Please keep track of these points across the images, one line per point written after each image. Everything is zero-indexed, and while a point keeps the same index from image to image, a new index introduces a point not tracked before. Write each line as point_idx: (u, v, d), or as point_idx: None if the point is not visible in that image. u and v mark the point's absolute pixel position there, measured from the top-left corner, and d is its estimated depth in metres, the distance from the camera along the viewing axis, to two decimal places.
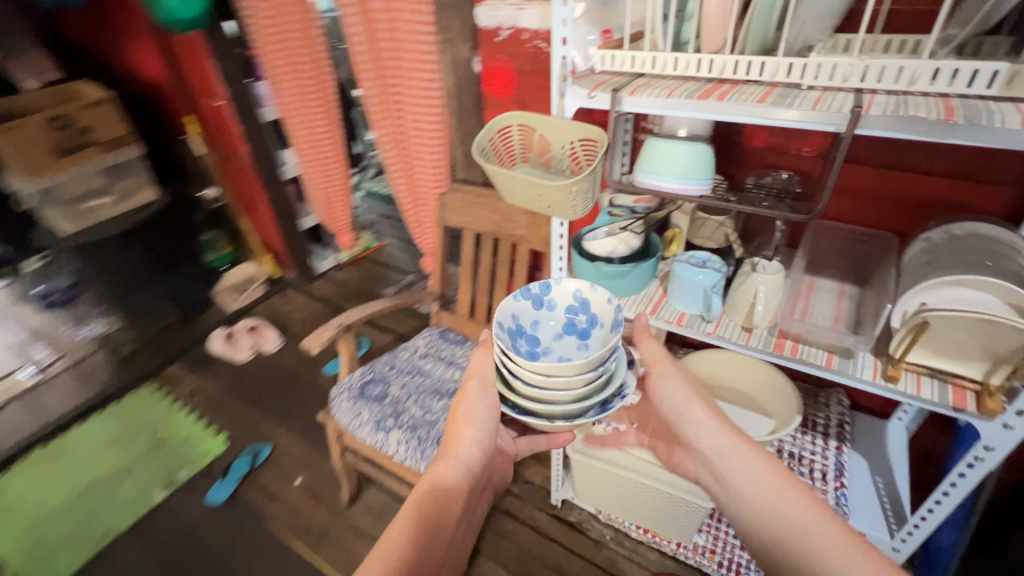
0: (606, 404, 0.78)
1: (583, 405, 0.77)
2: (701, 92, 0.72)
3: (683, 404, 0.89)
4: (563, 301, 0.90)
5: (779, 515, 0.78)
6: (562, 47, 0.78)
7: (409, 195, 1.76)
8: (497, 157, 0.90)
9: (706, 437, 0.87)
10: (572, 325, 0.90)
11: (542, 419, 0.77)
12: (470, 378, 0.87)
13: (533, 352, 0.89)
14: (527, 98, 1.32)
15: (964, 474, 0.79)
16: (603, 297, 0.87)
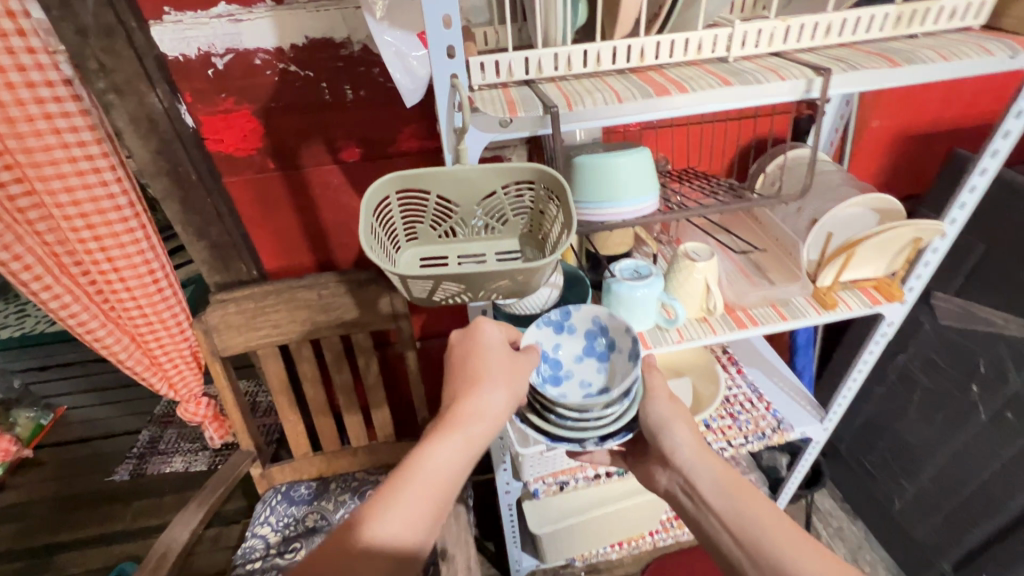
0: (621, 433, 0.73)
1: (606, 432, 0.73)
2: (644, 84, 0.58)
3: (668, 413, 0.71)
4: (584, 324, 0.77)
5: (745, 519, 0.62)
6: (449, 62, 0.51)
7: (143, 356, 1.11)
8: (384, 252, 0.56)
9: (681, 454, 0.69)
10: (598, 354, 0.77)
11: (566, 444, 0.73)
12: (483, 327, 0.67)
13: (552, 378, 0.76)
14: (288, 145, 0.93)
15: (873, 349, 0.96)
16: (624, 323, 0.75)
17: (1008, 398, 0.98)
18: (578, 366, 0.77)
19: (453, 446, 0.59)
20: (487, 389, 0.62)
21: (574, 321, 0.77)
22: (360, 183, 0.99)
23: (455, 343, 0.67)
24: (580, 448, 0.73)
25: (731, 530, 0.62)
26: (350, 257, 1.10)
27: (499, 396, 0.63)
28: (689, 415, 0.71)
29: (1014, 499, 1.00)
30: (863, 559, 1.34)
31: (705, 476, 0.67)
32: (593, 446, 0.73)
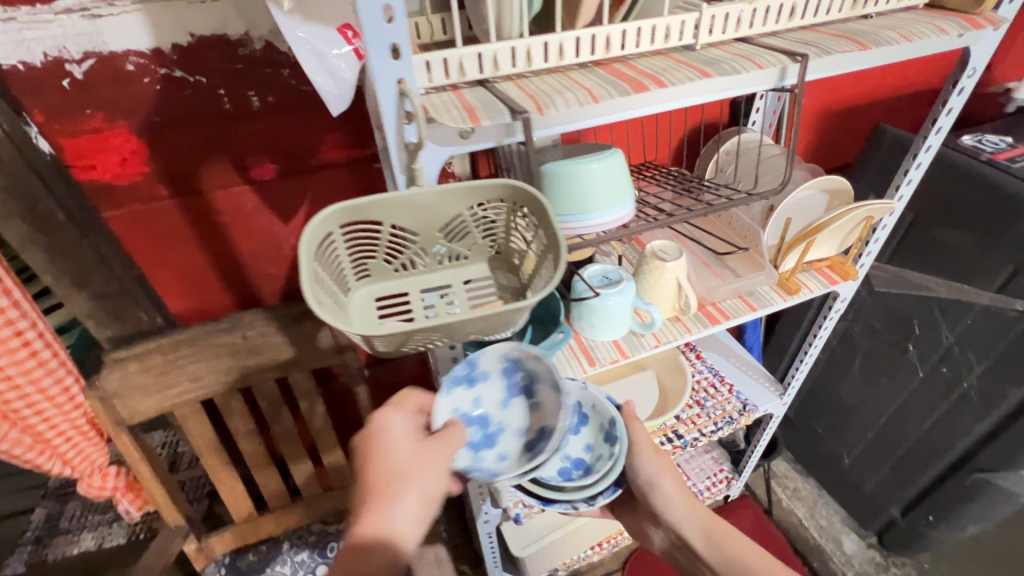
0: (610, 490, 0.72)
1: (596, 489, 0.71)
2: (616, 77, 0.51)
3: (657, 471, 0.73)
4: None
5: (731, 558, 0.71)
6: (394, 64, 0.41)
7: (25, 434, 0.89)
8: (334, 304, 0.47)
9: (672, 509, 0.74)
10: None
11: (558, 505, 0.71)
12: (381, 415, 0.63)
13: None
14: (184, 166, 0.77)
15: (828, 323, 0.98)
16: (535, 350, 0.64)
17: (942, 355, 1.05)
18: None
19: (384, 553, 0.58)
20: (399, 490, 0.59)
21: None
22: (280, 203, 0.85)
23: (355, 447, 0.63)
24: (571, 509, 0.71)
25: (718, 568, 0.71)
26: (279, 288, 0.96)
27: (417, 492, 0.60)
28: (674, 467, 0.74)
29: (951, 445, 1.08)
30: (820, 514, 1.42)
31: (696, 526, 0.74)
32: (584, 506, 0.71)
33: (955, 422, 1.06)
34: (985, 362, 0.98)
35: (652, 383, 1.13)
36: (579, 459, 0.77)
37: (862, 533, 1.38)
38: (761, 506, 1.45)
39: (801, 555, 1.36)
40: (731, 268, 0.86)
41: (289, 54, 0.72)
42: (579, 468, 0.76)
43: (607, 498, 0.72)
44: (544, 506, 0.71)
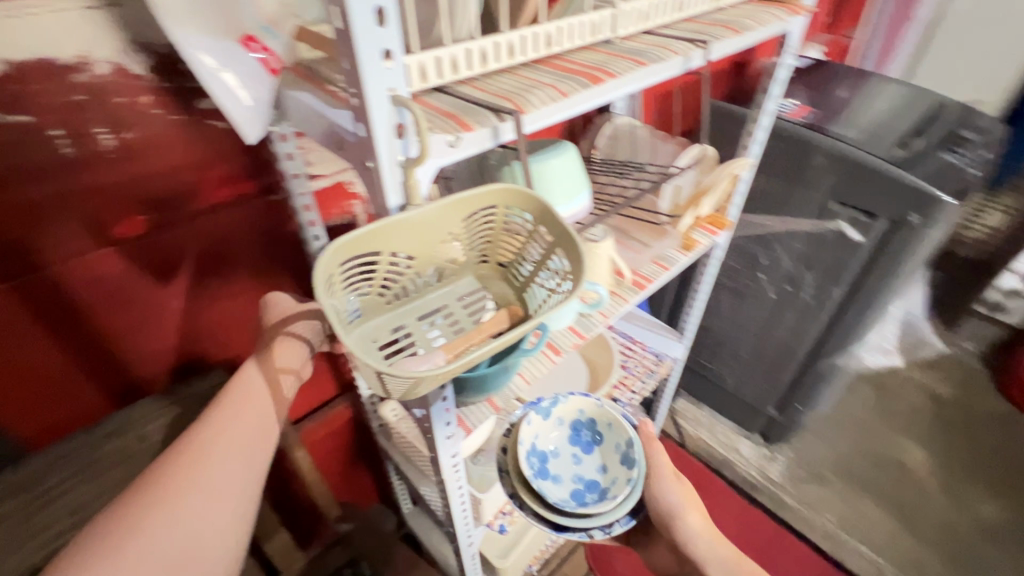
0: (627, 518, 0.71)
1: (611, 516, 0.70)
2: (569, 73, 0.53)
3: (681, 500, 0.74)
4: (571, 415, 0.83)
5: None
6: (385, 71, 0.37)
7: None
8: (354, 352, 0.42)
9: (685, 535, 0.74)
10: (581, 438, 0.82)
11: (572, 533, 0.68)
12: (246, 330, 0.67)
13: (541, 470, 0.76)
14: (13, 238, 0.58)
15: (709, 268, 1.15)
16: None
17: (784, 276, 1.31)
18: (562, 451, 0.81)
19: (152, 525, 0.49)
20: (215, 454, 0.55)
21: (559, 411, 0.83)
22: (157, 261, 0.69)
23: None
24: (588, 537, 0.69)
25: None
26: (169, 365, 0.78)
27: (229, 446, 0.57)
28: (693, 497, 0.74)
29: (802, 344, 1.37)
30: (719, 432, 1.68)
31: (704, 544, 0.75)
32: (601, 533, 0.69)
33: (802, 326, 1.34)
34: (814, 273, 1.25)
35: (576, 363, 1.18)
36: (594, 485, 0.77)
37: (751, 437, 1.66)
38: (676, 441, 1.66)
39: (716, 471, 1.59)
40: (639, 239, 0.95)
41: (146, 78, 0.59)
42: (593, 492, 0.76)
43: (623, 528, 0.71)
44: (556, 533, 0.68)
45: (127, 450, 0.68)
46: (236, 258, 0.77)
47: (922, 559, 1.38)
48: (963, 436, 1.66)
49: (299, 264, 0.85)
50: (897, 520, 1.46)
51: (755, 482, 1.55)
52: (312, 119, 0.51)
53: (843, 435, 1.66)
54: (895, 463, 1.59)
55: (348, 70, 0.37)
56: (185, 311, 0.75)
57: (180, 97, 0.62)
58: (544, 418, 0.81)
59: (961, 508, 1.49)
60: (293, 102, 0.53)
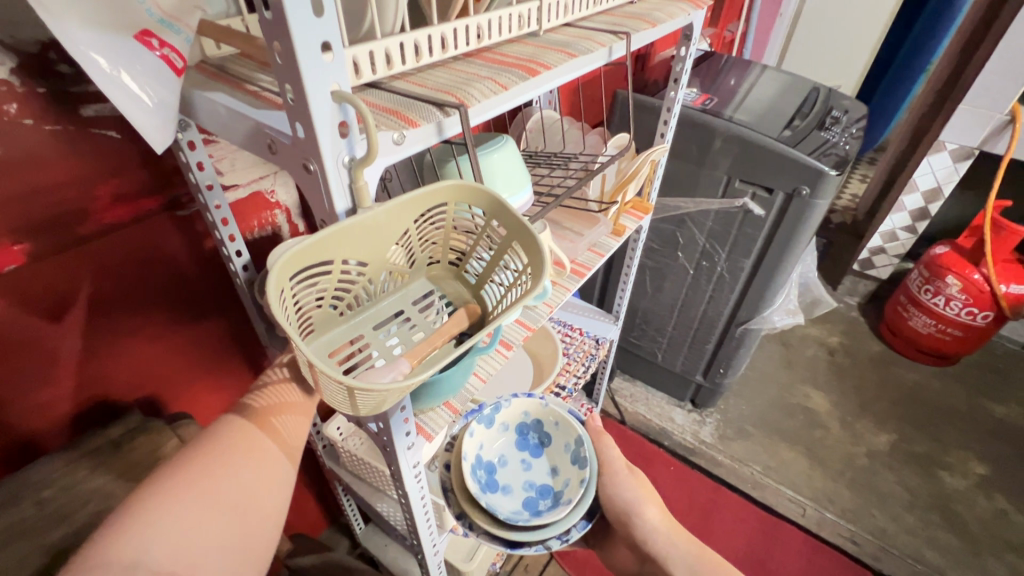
0: (582, 523, 0.71)
1: (567, 523, 0.70)
2: (503, 65, 0.53)
3: (638, 495, 0.80)
4: (516, 419, 0.84)
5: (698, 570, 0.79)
6: (324, 66, 0.34)
7: None
8: (312, 372, 0.39)
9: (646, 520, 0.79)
10: (528, 442, 0.83)
11: (526, 548, 0.68)
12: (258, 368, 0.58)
13: (488, 482, 0.75)
14: None
15: (635, 250, 1.21)
16: None
17: (700, 252, 1.41)
18: (509, 459, 0.81)
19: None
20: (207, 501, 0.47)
21: (503, 416, 0.83)
22: (42, 296, 0.59)
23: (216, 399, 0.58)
24: (543, 548, 0.68)
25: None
26: (69, 414, 0.68)
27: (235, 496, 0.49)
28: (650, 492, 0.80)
29: (720, 313, 1.48)
30: (654, 404, 1.78)
31: (660, 535, 0.81)
32: (556, 543, 0.69)
33: (719, 296, 1.45)
34: (726, 247, 1.36)
35: (519, 356, 1.19)
36: (545, 489, 0.77)
37: (682, 405, 1.78)
38: (617, 419, 1.73)
39: (655, 442, 1.68)
40: (573, 227, 0.96)
41: (8, 82, 0.50)
42: (546, 499, 0.76)
43: (580, 534, 0.70)
44: (511, 549, 0.68)
45: (20, 522, 0.57)
46: (143, 284, 0.69)
47: (834, 491, 1.56)
48: (853, 378, 1.90)
49: (216, 284, 0.77)
50: (811, 460, 1.64)
51: (691, 446, 1.66)
52: (230, 121, 0.46)
53: (760, 391, 1.82)
54: (804, 410, 1.78)
55: (282, 65, 0.34)
56: (84, 350, 0.66)
57: (55, 103, 0.54)
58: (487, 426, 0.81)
59: (858, 440, 1.70)
60: (204, 104, 0.48)
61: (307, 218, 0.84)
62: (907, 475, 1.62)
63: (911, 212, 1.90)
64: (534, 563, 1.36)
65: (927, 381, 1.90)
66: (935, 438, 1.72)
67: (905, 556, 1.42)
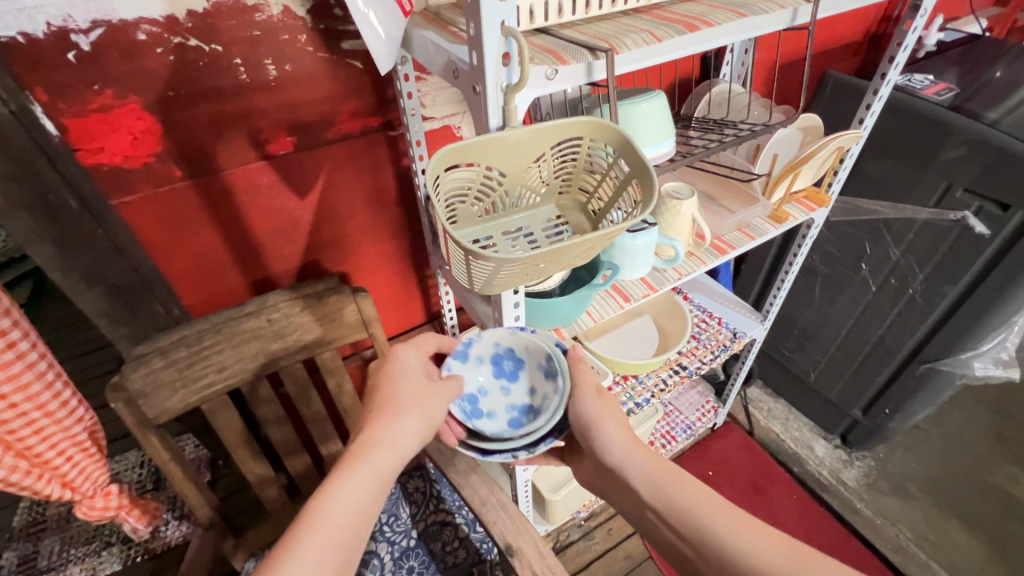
0: (550, 437, 0.72)
1: (534, 436, 0.71)
2: (668, 20, 0.56)
3: (600, 414, 0.73)
4: (489, 348, 0.79)
5: (654, 483, 0.69)
6: (499, 5, 0.44)
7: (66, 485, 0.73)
8: (448, 245, 0.51)
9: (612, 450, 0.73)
10: (504, 368, 0.79)
11: (496, 456, 0.71)
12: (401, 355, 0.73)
13: (472, 410, 0.77)
14: (197, 146, 0.73)
15: (802, 246, 1.11)
16: None
17: (890, 268, 1.22)
18: (490, 388, 0.79)
19: (319, 542, 0.57)
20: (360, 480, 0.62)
21: (476, 348, 0.78)
22: (295, 177, 0.84)
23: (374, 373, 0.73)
24: (512, 458, 0.71)
25: (647, 500, 0.69)
26: (295, 266, 0.94)
27: (381, 471, 0.64)
28: (616, 413, 0.73)
29: (901, 344, 1.27)
30: (792, 427, 1.61)
31: (621, 449, 0.72)
32: (524, 453, 0.71)
33: (904, 324, 1.24)
34: (927, 268, 1.15)
35: (645, 327, 1.21)
36: (527, 408, 0.77)
37: (828, 438, 1.58)
38: (744, 429, 1.62)
39: (784, 465, 1.54)
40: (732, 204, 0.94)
41: (304, 19, 0.71)
42: (528, 418, 0.76)
43: (548, 446, 0.72)
44: (484, 458, 0.72)
45: (256, 330, 0.86)
46: (357, 183, 0.90)
47: None
48: None
49: (405, 194, 0.96)
50: (990, 552, 1.33)
51: (827, 483, 1.48)
52: (434, 54, 0.59)
53: (939, 452, 1.52)
54: (999, 492, 1.44)
55: (471, 5, 0.44)
56: (312, 222, 0.90)
57: (327, 38, 0.74)
58: (461, 361, 0.77)
59: None
60: (419, 40, 0.62)
61: None
62: None
63: None
64: (619, 529, 1.39)
65: None
66: None
67: None
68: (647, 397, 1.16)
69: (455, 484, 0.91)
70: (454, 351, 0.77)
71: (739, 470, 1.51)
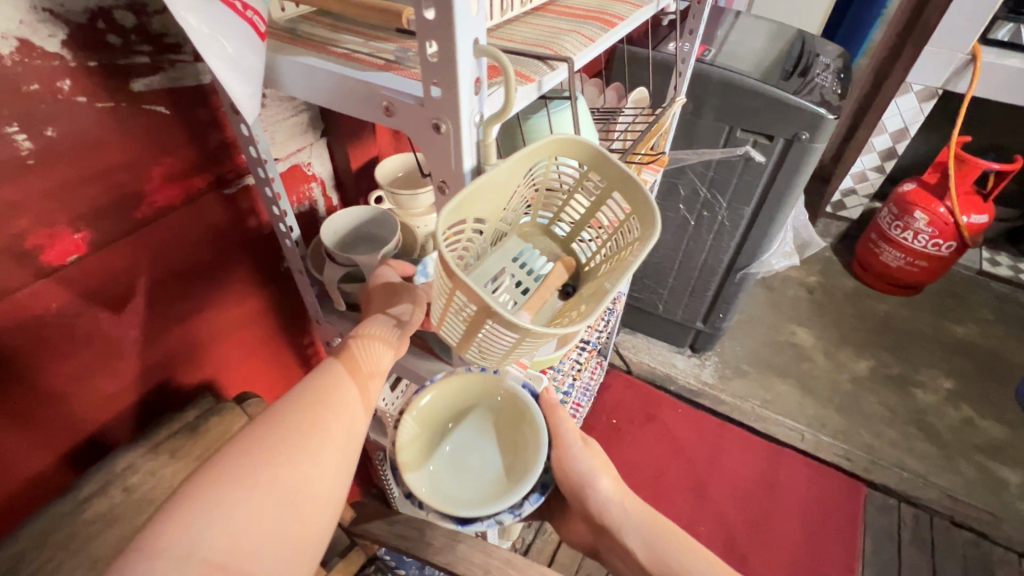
0: (536, 494, 0.66)
1: (518, 497, 0.65)
2: (582, 17, 0.52)
3: (592, 468, 0.70)
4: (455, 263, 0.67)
5: (655, 547, 0.68)
6: (470, 19, 0.34)
7: None
8: (468, 329, 0.41)
9: (609, 510, 0.70)
10: None
11: (476, 524, 0.63)
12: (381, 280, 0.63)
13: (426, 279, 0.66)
14: None
15: None
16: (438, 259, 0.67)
17: (701, 203, 1.45)
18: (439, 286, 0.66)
19: (240, 500, 0.45)
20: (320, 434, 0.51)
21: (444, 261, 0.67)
22: (104, 286, 0.57)
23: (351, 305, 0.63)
24: (495, 524, 0.64)
25: (646, 565, 0.68)
26: (134, 403, 0.66)
27: (338, 424, 0.53)
28: (606, 462, 0.72)
29: (720, 260, 1.55)
30: (656, 353, 1.85)
31: (618, 508, 0.71)
32: (507, 517, 0.64)
33: (719, 244, 1.51)
34: (726, 196, 1.41)
35: None
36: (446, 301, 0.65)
37: (682, 352, 1.86)
38: (623, 370, 1.80)
39: (662, 387, 1.76)
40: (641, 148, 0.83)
41: (61, 56, 0.47)
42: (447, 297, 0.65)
43: (533, 506, 0.65)
44: (463, 526, 0.63)
45: (110, 512, 0.57)
46: (195, 265, 0.66)
47: (825, 416, 1.69)
48: (835, 311, 2.02)
49: (265, 261, 0.76)
50: (802, 391, 1.76)
51: (695, 389, 1.75)
52: (324, 81, 0.44)
53: (750, 332, 1.93)
54: (792, 346, 1.90)
55: (433, 21, 0.33)
56: (142, 337, 0.64)
57: (106, 80, 0.50)
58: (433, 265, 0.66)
59: (841, 368, 1.84)
60: (288, 69, 0.46)
61: (342, 189, 0.82)
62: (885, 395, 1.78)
63: (880, 153, 2.02)
64: None
65: (898, 310, 2.04)
66: (908, 360, 1.89)
67: (890, 465, 1.57)
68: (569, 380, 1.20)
69: (441, 563, 0.79)
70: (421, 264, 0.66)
71: (633, 407, 1.70)
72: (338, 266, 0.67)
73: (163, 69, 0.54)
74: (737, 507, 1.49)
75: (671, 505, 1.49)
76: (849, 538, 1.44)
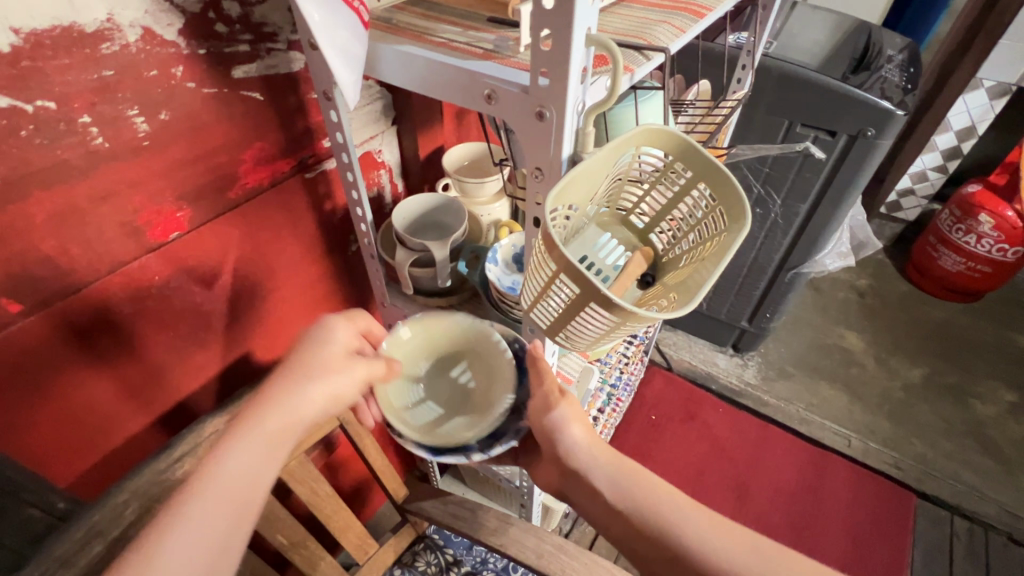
0: (508, 438, 0.59)
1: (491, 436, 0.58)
2: (672, 7, 0.53)
3: (564, 412, 0.61)
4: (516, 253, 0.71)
5: (623, 487, 0.58)
6: (587, 7, 0.35)
7: None
8: (567, 311, 0.42)
9: (578, 455, 0.60)
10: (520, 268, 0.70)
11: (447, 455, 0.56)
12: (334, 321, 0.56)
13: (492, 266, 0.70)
14: (37, 252, 0.47)
15: None
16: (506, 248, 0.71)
17: (754, 200, 1.42)
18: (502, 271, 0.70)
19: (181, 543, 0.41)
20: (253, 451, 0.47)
21: (504, 252, 0.71)
22: (199, 262, 0.61)
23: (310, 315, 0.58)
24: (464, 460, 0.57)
25: (616, 507, 0.58)
26: (218, 373, 0.70)
27: (274, 441, 0.48)
28: (582, 408, 0.62)
29: (771, 259, 1.51)
30: (696, 351, 1.83)
31: (586, 453, 0.61)
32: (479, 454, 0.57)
33: (771, 242, 1.47)
34: (781, 193, 1.37)
35: None
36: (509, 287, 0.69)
37: (724, 351, 1.83)
38: (663, 366, 1.79)
39: (703, 385, 1.74)
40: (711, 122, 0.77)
41: (177, 44, 0.50)
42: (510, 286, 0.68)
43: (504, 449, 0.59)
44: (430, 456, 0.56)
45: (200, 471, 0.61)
46: (278, 245, 0.70)
47: (873, 422, 1.64)
48: (886, 315, 1.95)
49: (337, 244, 0.79)
50: (848, 396, 1.71)
51: (737, 388, 1.72)
52: (424, 69, 0.46)
53: (796, 333, 1.89)
54: (839, 349, 1.84)
55: (554, 9, 0.34)
56: (229, 312, 0.67)
57: (214, 66, 0.54)
58: (497, 256, 0.70)
59: (891, 374, 1.77)
60: (387, 56, 0.48)
61: (408, 177, 0.84)
62: (940, 404, 1.71)
63: (942, 151, 1.92)
64: None
65: (955, 316, 1.95)
66: (966, 369, 1.80)
67: (943, 476, 1.52)
68: (617, 373, 1.20)
69: (494, 545, 0.81)
70: (489, 252, 0.70)
71: (673, 404, 1.69)
72: (410, 252, 0.69)
73: (261, 56, 0.57)
74: (779, 511, 1.46)
75: (710, 504, 1.47)
76: (898, 548, 1.40)
